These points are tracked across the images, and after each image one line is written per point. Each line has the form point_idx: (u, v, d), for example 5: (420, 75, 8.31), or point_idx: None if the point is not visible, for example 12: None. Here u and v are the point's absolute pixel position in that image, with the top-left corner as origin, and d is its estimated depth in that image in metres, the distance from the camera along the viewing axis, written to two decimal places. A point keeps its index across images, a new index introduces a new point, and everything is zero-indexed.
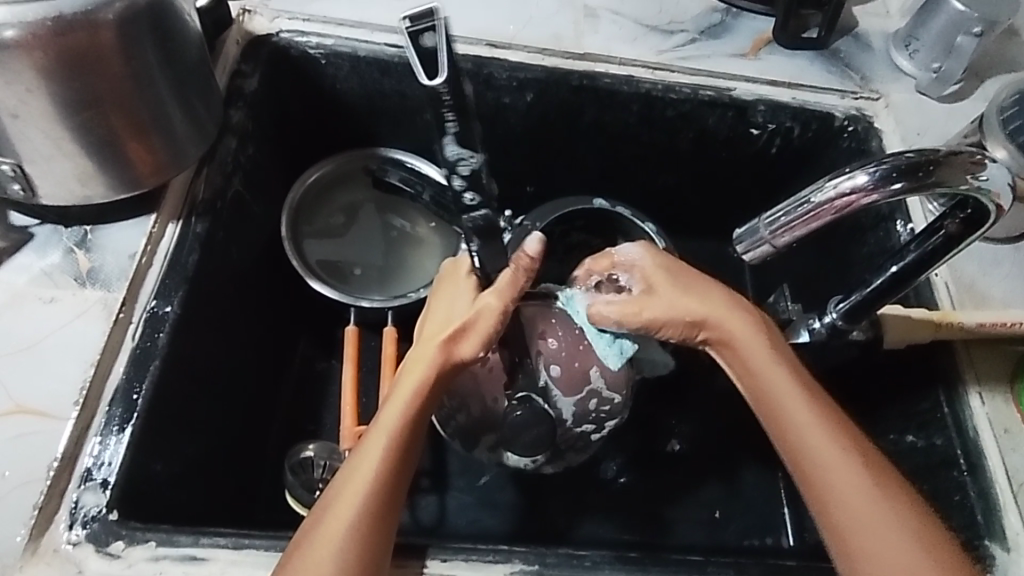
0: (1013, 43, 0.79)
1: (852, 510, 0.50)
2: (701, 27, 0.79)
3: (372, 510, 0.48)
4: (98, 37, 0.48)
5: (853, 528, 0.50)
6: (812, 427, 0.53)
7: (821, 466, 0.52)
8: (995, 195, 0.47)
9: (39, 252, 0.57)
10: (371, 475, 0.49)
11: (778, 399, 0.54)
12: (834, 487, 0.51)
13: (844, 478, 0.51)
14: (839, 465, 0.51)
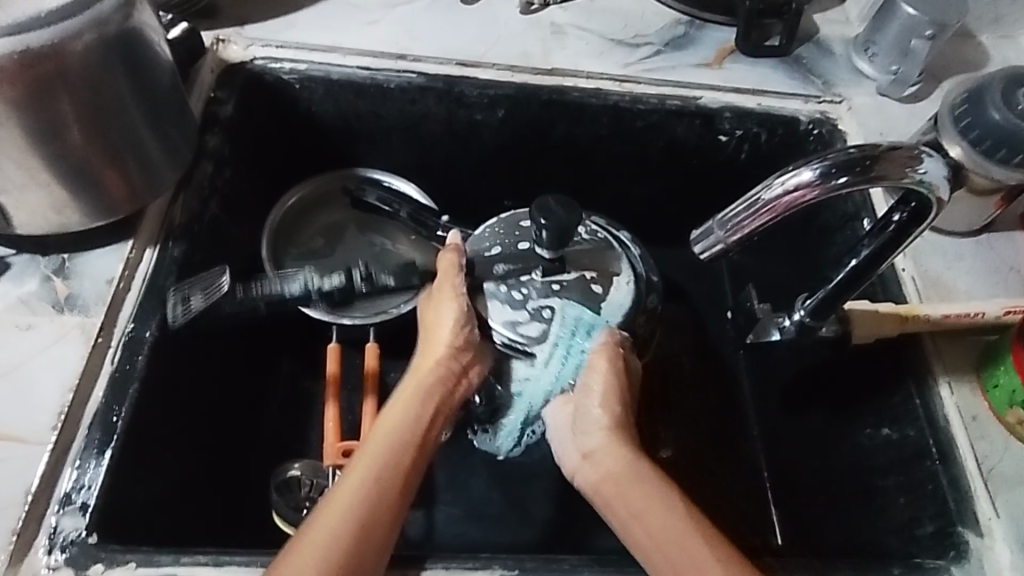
0: (967, 45, 0.82)
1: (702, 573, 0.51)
2: (666, 40, 0.81)
3: (374, 491, 0.51)
4: (67, 69, 0.49)
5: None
6: (661, 514, 0.54)
7: (667, 538, 0.53)
8: (934, 188, 0.49)
9: (16, 281, 0.58)
10: (379, 461, 0.53)
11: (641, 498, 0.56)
12: (689, 567, 0.51)
13: (693, 545, 0.52)
14: (680, 533, 0.53)
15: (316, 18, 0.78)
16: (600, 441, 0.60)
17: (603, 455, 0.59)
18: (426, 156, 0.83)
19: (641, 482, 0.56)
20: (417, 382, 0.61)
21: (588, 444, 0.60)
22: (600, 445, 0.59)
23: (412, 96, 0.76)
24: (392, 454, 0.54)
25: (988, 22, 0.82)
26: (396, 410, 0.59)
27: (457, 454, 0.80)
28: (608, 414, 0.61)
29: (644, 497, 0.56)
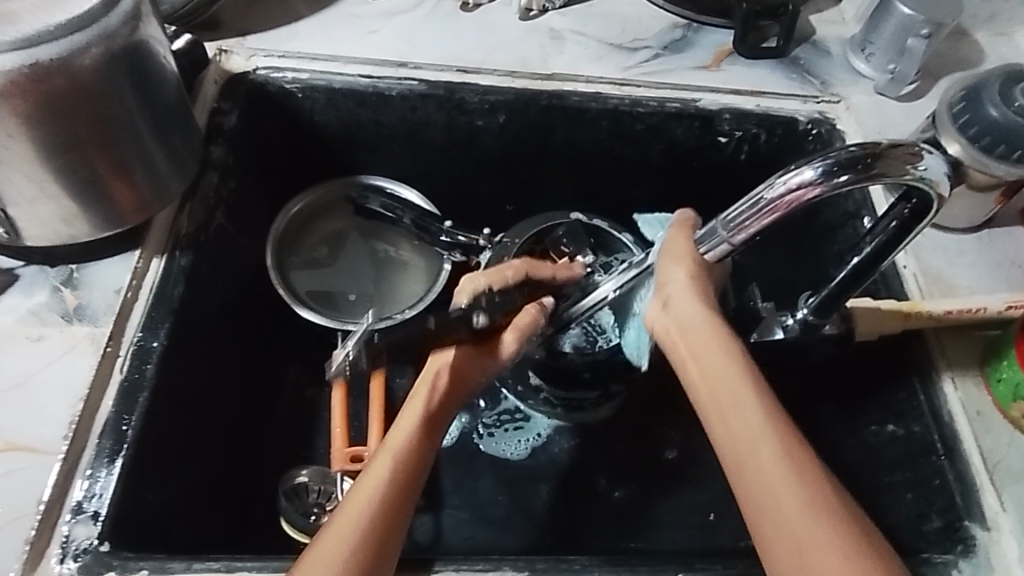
0: (962, 44, 0.83)
1: (767, 455, 0.45)
2: (664, 43, 0.82)
3: (382, 519, 0.49)
4: (75, 82, 0.50)
5: (758, 463, 0.45)
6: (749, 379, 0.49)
7: (749, 418, 0.47)
8: (936, 184, 0.50)
9: (25, 292, 0.59)
10: (384, 487, 0.51)
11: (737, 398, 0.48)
12: (759, 448, 0.45)
13: (761, 427, 0.46)
14: (748, 406, 0.47)
15: (317, 27, 0.79)
16: (690, 304, 0.53)
17: (692, 324, 0.52)
18: (428, 162, 0.84)
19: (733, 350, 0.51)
20: (413, 404, 0.59)
21: (681, 302, 0.53)
22: (696, 293, 0.53)
23: (414, 103, 0.77)
24: (395, 479, 0.52)
25: (982, 20, 0.83)
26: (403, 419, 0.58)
27: (464, 458, 0.80)
28: (697, 287, 0.54)
29: (739, 372, 0.49)
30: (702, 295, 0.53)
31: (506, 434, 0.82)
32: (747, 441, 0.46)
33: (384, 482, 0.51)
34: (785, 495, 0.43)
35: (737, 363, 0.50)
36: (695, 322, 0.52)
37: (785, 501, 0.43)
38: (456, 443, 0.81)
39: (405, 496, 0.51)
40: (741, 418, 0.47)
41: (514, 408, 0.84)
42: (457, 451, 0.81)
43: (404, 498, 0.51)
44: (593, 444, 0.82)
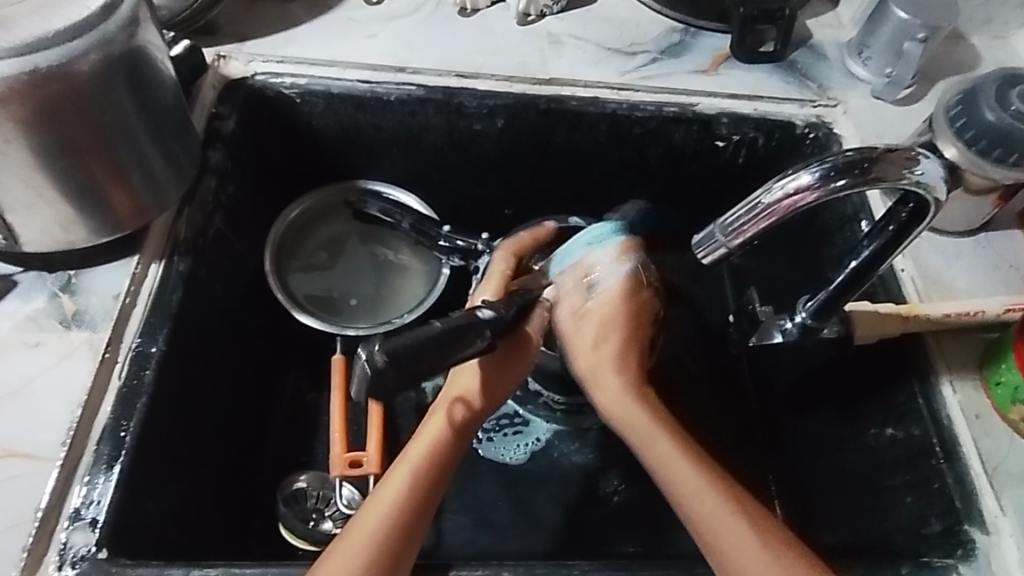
0: (959, 47, 0.83)
1: (710, 508, 0.51)
2: (661, 47, 0.82)
3: (392, 544, 0.50)
4: (74, 88, 0.50)
5: (705, 517, 0.51)
6: (669, 432, 0.56)
7: (684, 473, 0.53)
8: (932, 188, 0.50)
9: (23, 298, 0.59)
10: (390, 521, 0.51)
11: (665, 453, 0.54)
12: (693, 508, 0.52)
13: (693, 476, 0.53)
14: (672, 452, 0.54)
15: (315, 32, 0.79)
16: (603, 356, 0.59)
17: (616, 381, 0.58)
18: (427, 167, 0.84)
19: (648, 402, 0.58)
20: (437, 414, 0.57)
21: (597, 359, 0.59)
22: (603, 341, 0.59)
23: (412, 107, 0.77)
24: (404, 510, 0.51)
25: (978, 24, 0.83)
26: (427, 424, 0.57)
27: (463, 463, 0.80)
28: (606, 328, 0.59)
29: (649, 421, 0.56)
30: (616, 339, 0.59)
31: (505, 438, 0.82)
32: (685, 494, 0.52)
33: (392, 514, 0.51)
34: (741, 548, 0.50)
35: (654, 415, 0.57)
36: (614, 379, 0.58)
37: (743, 554, 0.49)
38: None
39: (412, 529, 0.51)
40: (671, 473, 0.53)
41: (514, 412, 0.83)
42: None
43: (411, 534, 0.51)
44: (592, 448, 0.82)
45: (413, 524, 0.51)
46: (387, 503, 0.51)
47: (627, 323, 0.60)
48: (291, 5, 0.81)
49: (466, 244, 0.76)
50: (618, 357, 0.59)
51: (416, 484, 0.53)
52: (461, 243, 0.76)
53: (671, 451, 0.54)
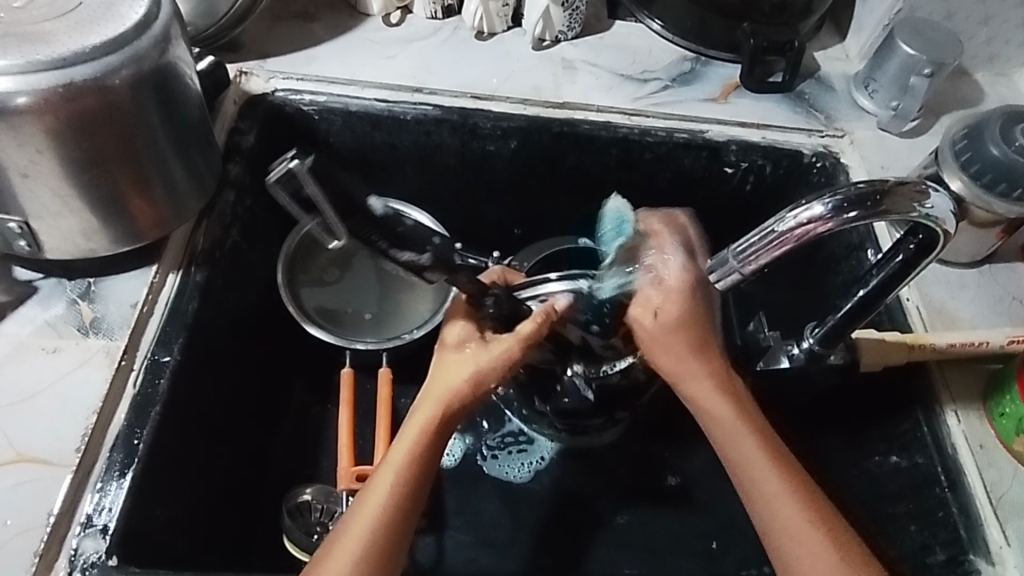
0: (963, 82, 0.85)
1: (783, 501, 0.54)
2: (673, 75, 0.84)
3: (380, 546, 0.51)
4: (107, 101, 0.51)
5: (782, 513, 0.53)
6: (753, 431, 0.57)
7: (763, 472, 0.55)
8: (941, 222, 0.51)
9: (43, 304, 0.59)
10: (379, 520, 0.52)
11: (749, 458, 0.56)
12: (781, 517, 0.53)
13: (772, 477, 0.54)
14: (763, 464, 0.55)
15: (334, 52, 0.80)
16: (694, 362, 0.58)
17: (703, 382, 0.58)
18: (440, 185, 0.85)
19: (731, 401, 0.58)
20: (422, 411, 0.57)
21: (676, 359, 0.58)
22: (675, 343, 0.58)
23: (428, 127, 0.78)
24: (391, 510, 0.53)
25: (982, 61, 0.85)
26: (412, 420, 0.57)
27: (467, 480, 0.81)
28: (675, 328, 0.57)
29: (739, 422, 0.57)
30: (692, 339, 0.58)
31: (510, 456, 0.82)
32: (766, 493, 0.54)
33: (380, 514, 0.52)
34: (803, 543, 0.52)
35: (736, 415, 0.57)
36: (698, 375, 0.58)
37: (805, 557, 0.52)
38: (460, 464, 0.81)
39: (400, 526, 0.52)
40: (757, 473, 0.55)
41: (518, 430, 0.84)
42: (460, 472, 0.81)
43: (399, 531, 0.52)
44: (596, 468, 0.82)
45: (399, 522, 0.52)
46: (375, 503, 0.53)
47: (692, 317, 0.57)
48: (312, 25, 0.83)
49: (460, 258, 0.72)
50: (699, 360, 0.58)
51: (403, 481, 0.54)
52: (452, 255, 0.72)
53: (755, 451, 0.56)
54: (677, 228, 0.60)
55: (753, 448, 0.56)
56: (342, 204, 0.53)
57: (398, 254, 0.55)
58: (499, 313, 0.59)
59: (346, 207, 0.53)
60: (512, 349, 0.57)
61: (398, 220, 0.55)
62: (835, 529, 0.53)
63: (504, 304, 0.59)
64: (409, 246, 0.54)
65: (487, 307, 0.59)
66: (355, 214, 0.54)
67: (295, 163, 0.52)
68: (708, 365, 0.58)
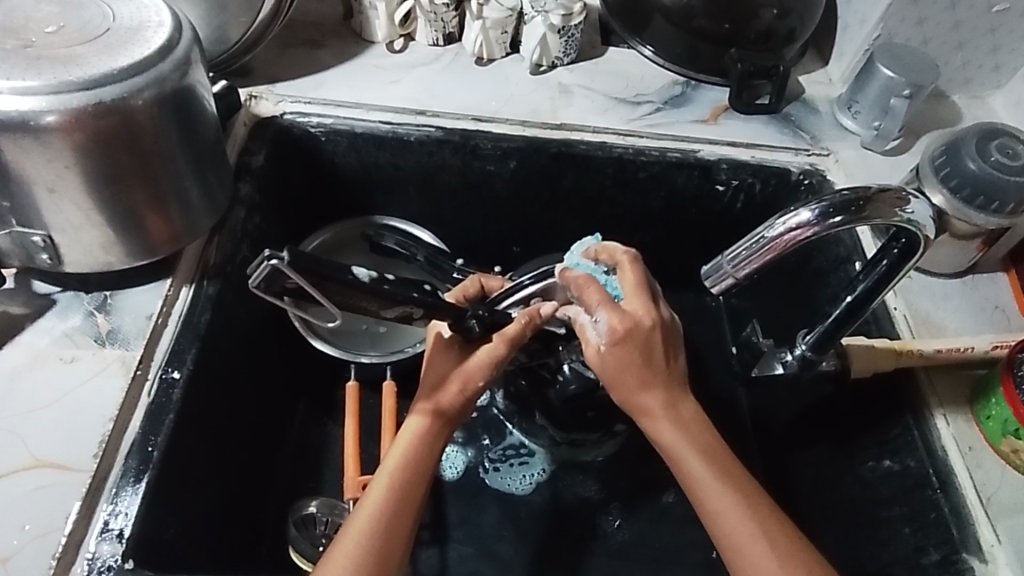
0: (940, 104, 0.89)
1: (730, 518, 0.53)
2: (665, 98, 0.87)
3: (377, 547, 0.51)
4: (131, 120, 0.54)
5: (730, 533, 0.52)
6: (703, 453, 0.56)
7: (712, 493, 0.54)
8: (921, 226, 0.55)
9: (61, 316, 0.61)
10: (375, 521, 0.53)
11: (701, 480, 0.55)
12: (733, 531, 0.52)
13: (722, 494, 0.54)
14: (712, 483, 0.54)
15: (340, 77, 0.84)
16: (640, 393, 0.57)
17: (651, 409, 0.57)
18: (441, 205, 0.88)
19: (681, 423, 0.57)
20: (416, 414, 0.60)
21: (627, 395, 0.58)
22: (626, 382, 0.57)
23: (431, 148, 0.81)
24: (387, 511, 0.53)
25: (959, 84, 0.89)
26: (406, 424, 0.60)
27: (469, 492, 0.82)
28: (625, 366, 0.56)
29: (688, 446, 0.56)
30: (643, 376, 0.56)
31: (511, 469, 0.83)
32: (713, 513, 0.53)
33: (377, 513, 0.53)
34: (750, 553, 0.51)
35: (688, 437, 0.56)
36: (649, 406, 0.57)
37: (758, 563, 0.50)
38: (461, 477, 0.83)
39: (397, 526, 0.53)
40: (707, 495, 0.54)
41: (519, 443, 0.85)
42: (462, 485, 0.82)
43: (397, 531, 0.53)
44: (595, 481, 0.83)
45: (397, 521, 0.53)
46: (372, 504, 0.54)
47: (644, 357, 0.56)
48: (320, 51, 0.86)
49: (428, 257, 0.82)
50: (650, 392, 0.57)
51: (399, 483, 0.55)
52: (417, 256, 0.82)
53: (704, 473, 0.55)
54: (635, 269, 0.59)
55: (701, 467, 0.55)
56: (327, 283, 0.52)
57: (390, 311, 0.57)
58: (485, 329, 0.62)
59: (333, 285, 0.53)
60: (499, 349, 0.61)
61: (384, 281, 0.56)
62: (796, 534, 0.52)
63: (487, 321, 0.62)
64: (400, 303, 0.56)
65: (470, 325, 0.61)
66: (344, 289, 0.54)
67: (277, 261, 0.50)
68: (663, 391, 0.57)
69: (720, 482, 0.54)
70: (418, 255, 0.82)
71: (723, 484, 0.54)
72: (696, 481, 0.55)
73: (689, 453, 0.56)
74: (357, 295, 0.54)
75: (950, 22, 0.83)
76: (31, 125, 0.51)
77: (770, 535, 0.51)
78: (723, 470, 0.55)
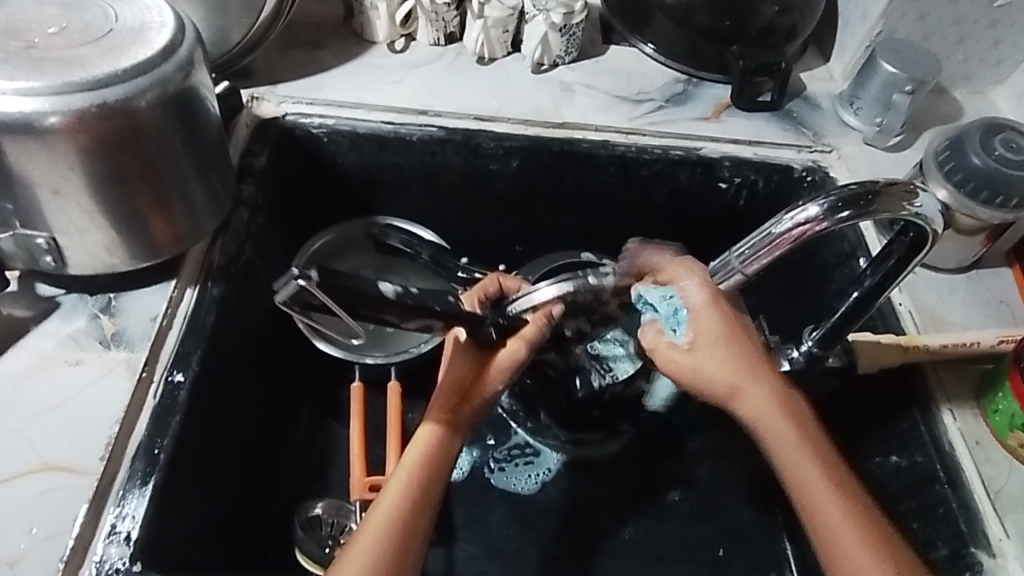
0: (941, 99, 0.89)
1: (823, 501, 0.50)
2: (667, 95, 0.87)
3: (394, 550, 0.51)
4: (135, 121, 0.53)
5: (842, 544, 0.49)
6: (816, 454, 0.52)
7: (821, 498, 0.50)
8: (930, 220, 0.54)
9: (65, 318, 0.61)
10: (392, 524, 0.52)
11: (807, 484, 0.51)
12: (840, 536, 0.49)
13: (830, 499, 0.50)
14: (822, 485, 0.51)
15: (342, 78, 0.84)
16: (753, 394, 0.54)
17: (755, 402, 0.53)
18: (444, 205, 0.88)
19: (797, 422, 0.54)
20: (431, 417, 0.59)
21: (730, 384, 0.54)
22: (726, 363, 0.54)
23: (433, 148, 0.81)
24: (403, 514, 0.53)
25: (960, 79, 0.89)
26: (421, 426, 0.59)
27: (474, 492, 0.81)
28: (720, 347, 0.54)
29: (805, 453, 0.52)
30: (752, 365, 0.54)
31: (517, 468, 0.83)
32: (803, 488, 0.51)
33: (393, 515, 0.53)
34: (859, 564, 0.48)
35: (802, 438, 0.53)
36: (753, 400, 0.54)
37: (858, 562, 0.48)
38: (466, 477, 0.82)
39: (413, 529, 0.53)
40: (815, 501, 0.50)
41: (524, 442, 0.85)
42: (467, 485, 0.82)
43: (413, 533, 0.53)
44: (600, 479, 0.83)
45: (413, 523, 0.53)
46: (388, 508, 0.53)
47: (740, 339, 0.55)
48: (321, 52, 0.86)
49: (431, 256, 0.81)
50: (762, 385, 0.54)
51: (414, 486, 0.55)
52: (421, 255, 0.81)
53: (819, 477, 0.51)
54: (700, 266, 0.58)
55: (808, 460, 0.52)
56: (353, 300, 0.51)
57: (410, 322, 0.56)
58: (500, 333, 0.62)
59: (356, 302, 0.51)
60: (519, 351, 0.61)
61: (408, 296, 0.53)
62: (885, 531, 0.50)
63: (504, 326, 0.62)
64: (423, 315, 0.55)
65: (488, 332, 0.60)
66: (368, 305, 0.52)
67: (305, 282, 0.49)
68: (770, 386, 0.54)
69: (828, 485, 0.51)
70: (421, 254, 0.81)
71: (830, 487, 0.51)
72: (808, 485, 0.51)
73: (803, 456, 0.52)
74: (381, 310, 0.53)
75: (951, 17, 0.83)
76: (35, 126, 0.50)
77: (863, 520, 0.50)
78: (830, 472, 0.52)
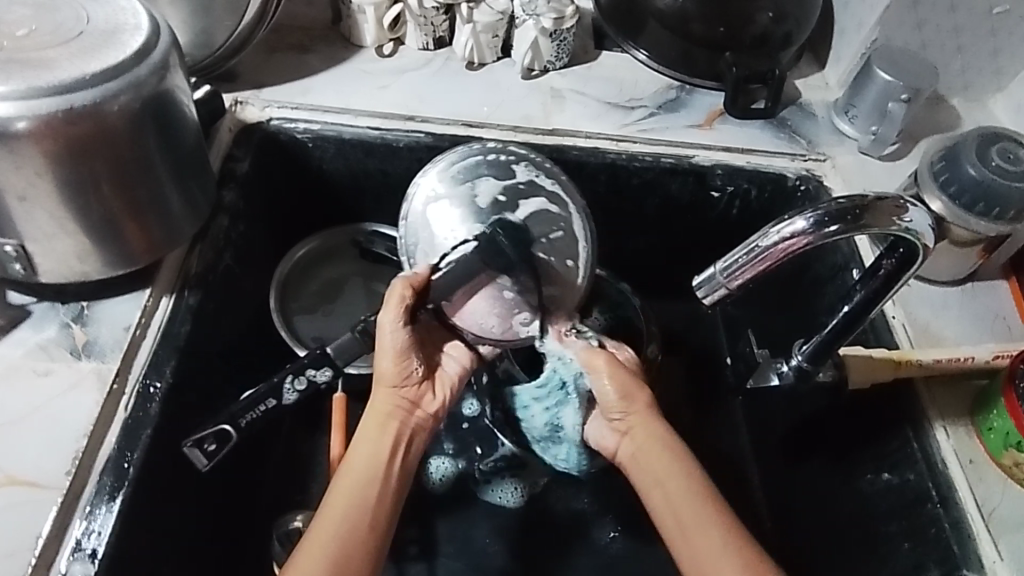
0: (938, 109, 0.88)
1: (696, 525, 0.55)
2: (659, 103, 0.86)
3: (343, 549, 0.53)
4: (106, 127, 0.52)
5: (701, 557, 0.54)
6: (681, 472, 0.59)
7: (688, 512, 0.56)
8: (921, 236, 0.53)
9: (35, 327, 0.60)
10: (337, 527, 0.53)
11: (673, 503, 0.57)
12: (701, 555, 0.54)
13: (698, 513, 0.56)
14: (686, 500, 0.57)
15: (329, 82, 0.82)
16: (640, 426, 0.61)
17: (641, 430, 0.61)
18: None
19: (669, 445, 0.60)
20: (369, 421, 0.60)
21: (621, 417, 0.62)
22: (632, 412, 0.62)
23: (420, 154, 0.80)
24: (351, 516, 0.54)
25: (957, 88, 0.88)
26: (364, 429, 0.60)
27: (458, 506, 0.80)
28: (637, 396, 0.62)
29: (669, 473, 0.59)
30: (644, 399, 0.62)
31: (503, 481, 0.81)
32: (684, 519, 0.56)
33: (342, 517, 0.54)
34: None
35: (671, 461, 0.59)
36: (638, 430, 0.61)
37: None
38: (450, 491, 0.81)
39: (360, 530, 0.54)
40: (682, 516, 0.56)
41: (511, 453, 0.80)
42: (451, 499, 0.80)
43: (362, 534, 0.54)
44: (587, 493, 0.81)
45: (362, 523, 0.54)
46: (342, 498, 0.55)
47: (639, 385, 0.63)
48: (308, 56, 0.85)
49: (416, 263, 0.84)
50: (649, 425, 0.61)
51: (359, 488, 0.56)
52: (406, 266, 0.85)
53: (681, 492, 0.57)
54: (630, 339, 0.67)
55: (677, 488, 0.58)
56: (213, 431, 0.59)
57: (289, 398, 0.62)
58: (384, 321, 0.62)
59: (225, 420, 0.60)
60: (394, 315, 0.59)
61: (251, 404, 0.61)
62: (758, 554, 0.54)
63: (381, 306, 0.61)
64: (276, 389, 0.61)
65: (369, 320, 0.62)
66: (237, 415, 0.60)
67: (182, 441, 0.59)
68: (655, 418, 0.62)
69: (697, 502, 0.57)
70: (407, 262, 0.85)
71: (701, 505, 0.56)
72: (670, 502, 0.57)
73: (672, 474, 0.59)
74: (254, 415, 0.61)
75: (949, 25, 0.82)
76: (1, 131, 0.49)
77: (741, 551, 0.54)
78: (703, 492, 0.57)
